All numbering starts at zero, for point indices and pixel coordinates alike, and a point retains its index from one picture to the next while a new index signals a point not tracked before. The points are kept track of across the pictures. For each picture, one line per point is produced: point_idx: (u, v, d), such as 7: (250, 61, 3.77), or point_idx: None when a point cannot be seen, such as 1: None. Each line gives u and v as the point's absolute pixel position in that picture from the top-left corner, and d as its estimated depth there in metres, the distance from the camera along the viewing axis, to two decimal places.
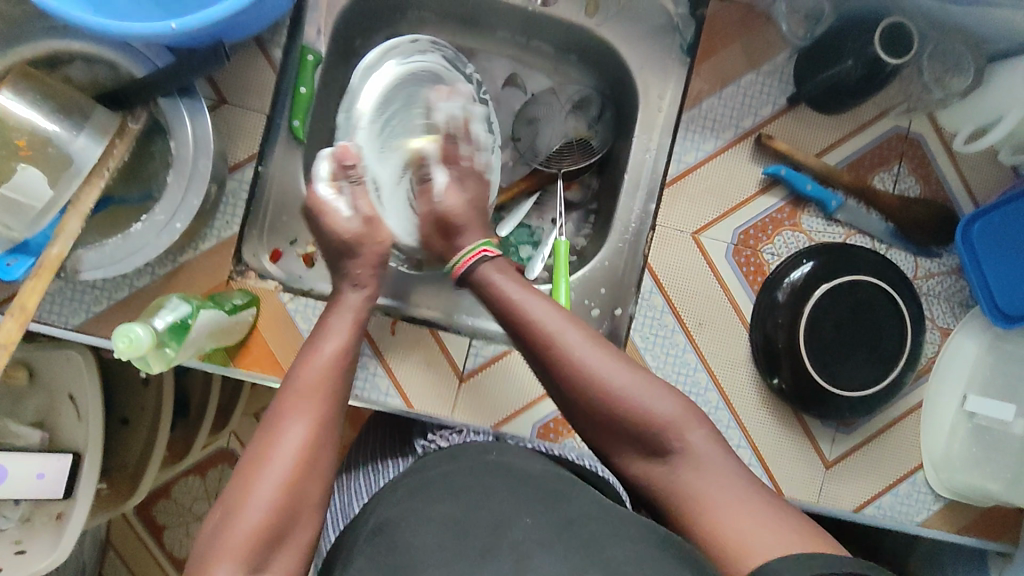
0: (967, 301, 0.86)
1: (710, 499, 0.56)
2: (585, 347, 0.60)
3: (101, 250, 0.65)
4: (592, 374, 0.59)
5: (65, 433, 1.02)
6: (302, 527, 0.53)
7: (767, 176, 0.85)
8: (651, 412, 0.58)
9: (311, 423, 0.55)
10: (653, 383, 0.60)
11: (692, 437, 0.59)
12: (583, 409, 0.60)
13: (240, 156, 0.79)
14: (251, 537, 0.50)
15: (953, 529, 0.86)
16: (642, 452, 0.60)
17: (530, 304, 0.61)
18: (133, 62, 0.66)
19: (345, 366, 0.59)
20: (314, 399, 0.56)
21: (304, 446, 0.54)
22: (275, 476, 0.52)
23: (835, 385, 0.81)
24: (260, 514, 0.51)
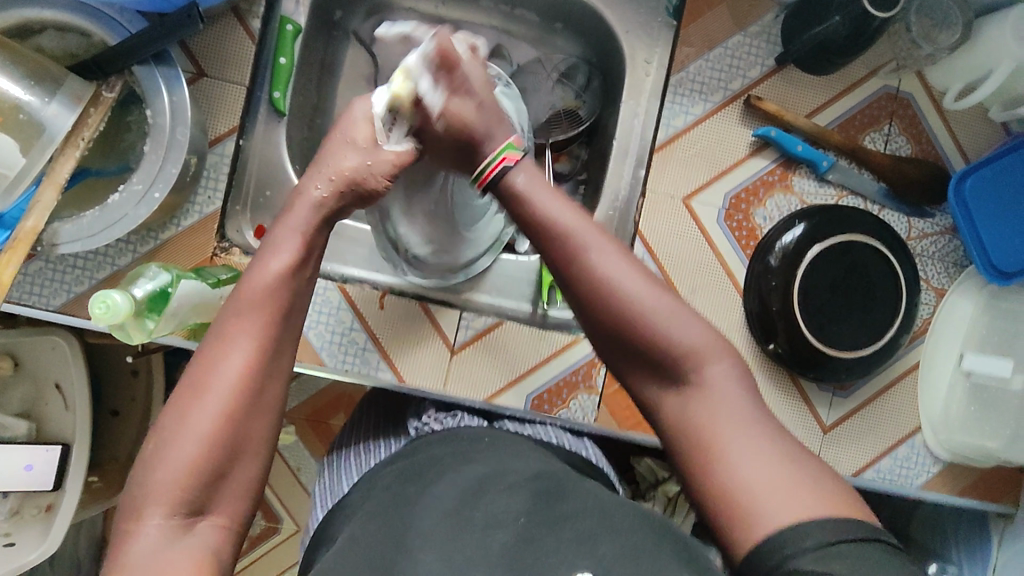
0: (962, 261, 0.86)
1: (721, 433, 0.48)
2: (614, 261, 0.53)
3: (77, 222, 0.64)
4: (613, 288, 0.52)
5: (53, 423, 1.00)
6: (244, 467, 0.51)
7: (758, 139, 0.84)
8: (670, 335, 0.51)
9: (257, 348, 0.51)
10: (677, 304, 0.53)
11: (711, 369, 0.51)
12: (600, 325, 0.54)
13: (221, 129, 0.78)
14: (186, 474, 0.48)
15: (953, 491, 0.85)
16: (656, 379, 0.53)
17: (553, 207, 0.55)
18: (105, 28, 0.64)
19: (294, 284, 0.55)
20: (256, 323, 0.52)
21: (243, 373, 0.50)
22: (214, 407, 0.49)
23: (831, 347, 0.80)
24: (196, 448, 0.48)
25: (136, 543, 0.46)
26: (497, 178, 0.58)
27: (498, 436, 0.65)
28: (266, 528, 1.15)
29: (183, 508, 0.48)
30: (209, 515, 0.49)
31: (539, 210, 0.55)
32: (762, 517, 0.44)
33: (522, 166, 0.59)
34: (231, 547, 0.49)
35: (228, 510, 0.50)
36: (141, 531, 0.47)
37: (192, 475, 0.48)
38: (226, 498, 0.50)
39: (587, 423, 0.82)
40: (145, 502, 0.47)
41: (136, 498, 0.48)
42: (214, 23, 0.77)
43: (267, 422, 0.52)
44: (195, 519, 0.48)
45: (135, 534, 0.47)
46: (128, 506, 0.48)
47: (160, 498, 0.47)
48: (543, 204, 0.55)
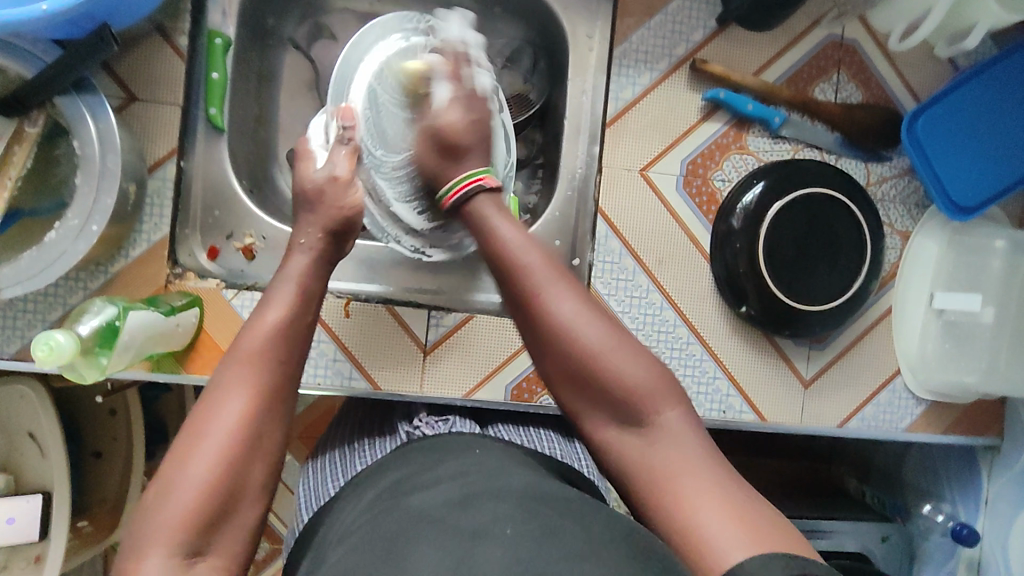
0: (923, 201, 0.86)
1: (674, 468, 0.49)
2: (571, 304, 0.54)
3: (14, 265, 0.61)
4: (568, 329, 0.54)
5: (32, 472, 0.98)
6: (246, 508, 0.49)
7: (707, 102, 0.83)
8: (626, 373, 0.52)
9: (251, 396, 0.51)
10: (637, 348, 0.54)
11: (665, 414, 0.52)
12: (559, 369, 0.55)
13: (159, 153, 0.75)
14: (184, 521, 0.46)
15: (938, 430, 0.86)
16: (614, 419, 0.53)
17: (518, 245, 0.58)
18: (18, 62, 0.61)
19: (288, 335, 0.55)
20: (257, 365, 0.52)
21: (244, 415, 0.50)
22: (211, 453, 0.48)
23: (802, 302, 0.80)
24: (192, 494, 0.46)
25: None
26: (466, 209, 0.62)
27: (478, 444, 0.63)
28: (269, 550, 1.13)
29: (180, 554, 0.45)
30: (210, 559, 0.46)
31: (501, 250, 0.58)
32: (710, 546, 0.45)
33: (484, 201, 0.62)
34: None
35: (227, 552, 0.47)
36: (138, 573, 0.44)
37: (195, 514, 0.46)
38: (227, 542, 0.48)
39: None
40: (147, 545, 0.45)
41: (137, 538, 0.46)
42: (138, 44, 0.74)
43: (269, 460, 0.50)
44: (194, 561, 0.46)
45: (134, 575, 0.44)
46: (130, 547, 0.46)
47: (160, 542, 0.45)
48: (507, 239, 0.58)
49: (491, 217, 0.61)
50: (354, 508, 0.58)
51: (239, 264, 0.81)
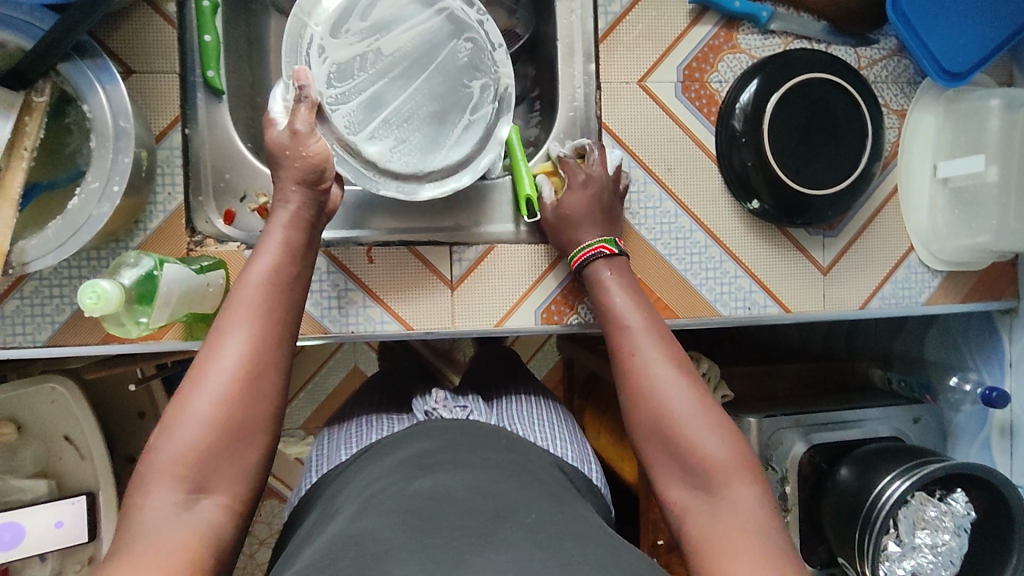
0: (915, 77, 0.88)
1: (726, 545, 0.53)
2: (666, 376, 0.63)
3: (43, 235, 0.61)
4: (656, 396, 0.62)
5: (72, 476, 0.97)
6: (246, 452, 0.52)
7: (695, 5, 0.83)
8: (704, 442, 0.59)
9: (247, 342, 0.54)
10: (721, 420, 0.60)
11: (736, 487, 0.57)
12: (644, 422, 0.62)
13: (162, 122, 0.75)
14: (189, 458, 0.50)
15: (957, 299, 0.89)
16: (686, 484, 0.58)
17: (630, 317, 0.68)
18: (18, 33, 0.61)
19: (279, 286, 0.57)
20: (255, 316, 0.55)
21: (244, 361, 0.53)
22: (206, 401, 0.52)
23: (814, 188, 0.82)
24: (197, 433, 0.51)
25: (139, 517, 0.48)
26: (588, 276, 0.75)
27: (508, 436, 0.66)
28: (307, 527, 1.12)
29: (183, 489, 0.50)
30: (213, 498, 0.51)
31: (625, 331, 0.68)
32: None
33: (599, 266, 0.74)
34: (236, 525, 0.51)
35: (230, 490, 0.52)
36: (143, 510, 0.49)
37: (195, 452, 0.50)
38: (231, 484, 0.51)
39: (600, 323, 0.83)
40: (151, 478, 0.50)
41: (140, 475, 0.50)
42: (127, 15, 0.74)
43: (268, 408, 0.54)
44: (197, 496, 0.50)
45: (141, 509, 0.49)
46: (135, 481, 0.50)
47: (167, 484, 0.49)
48: (619, 311, 0.69)
49: (608, 287, 0.73)
50: (414, 448, 0.62)
51: (257, 225, 0.81)
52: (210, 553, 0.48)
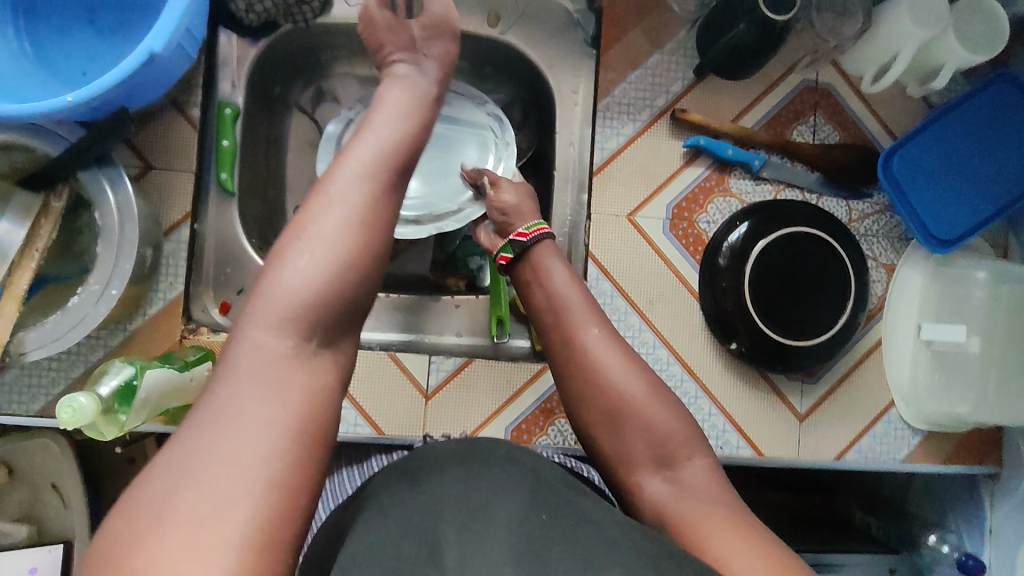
0: (906, 235, 0.88)
1: (713, 521, 0.58)
2: (606, 348, 0.68)
3: (41, 329, 0.66)
4: (602, 370, 0.67)
5: (53, 523, 1.00)
6: (354, 310, 0.57)
7: (689, 148, 0.87)
8: (664, 424, 0.65)
9: (367, 199, 0.58)
10: (668, 401, 0.67)
11: (693, 459, 0.64)
12: (598, 409, 0.66)
13: (174, 218, 0.80)
14: (307, 309, 0.54)
15: (937, 459, 0.87)
16: (652, 465, 0.64)
17: (565, 284, 0.73)
18: (47, 143, 0.66)
19: (400, 154, 0.62)
20: (377, 171, 0.59)
21: (367, 214, 0.58)
22: (330, 250, 0.55)
23: (791, 337, 0.83)
24: (322, 282, 0.54)
25: (249, 347, 0.52)
26: (530, 254, 0.76)
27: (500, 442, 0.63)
28: None
29: (301, 340, 0.53)
30: (323, 345, 0.55)
31: (566, 308, 0.71)
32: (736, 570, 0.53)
33: (548, 247, 0.76)
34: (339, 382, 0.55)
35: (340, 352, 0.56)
36: (252, 340, 0.52)
37: (312, 305, 0.54)
38: (343, 339, 0.56)
39: (568, 446, 0.83)
40: (271, 327, 0.53)
41: (252, 309, 0.54)
42: (153, 119, 0.80)
43: (377, 270, 0.58)
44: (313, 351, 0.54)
45: (250, 339, 0.52)
46: (248, 308, 0.54)
47: (281, 320, 0.53)
48: (559, 284, 0.73)
49: (547, 262, 0.75)
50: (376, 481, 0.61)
51: None
52: (320, 395, 0.52)
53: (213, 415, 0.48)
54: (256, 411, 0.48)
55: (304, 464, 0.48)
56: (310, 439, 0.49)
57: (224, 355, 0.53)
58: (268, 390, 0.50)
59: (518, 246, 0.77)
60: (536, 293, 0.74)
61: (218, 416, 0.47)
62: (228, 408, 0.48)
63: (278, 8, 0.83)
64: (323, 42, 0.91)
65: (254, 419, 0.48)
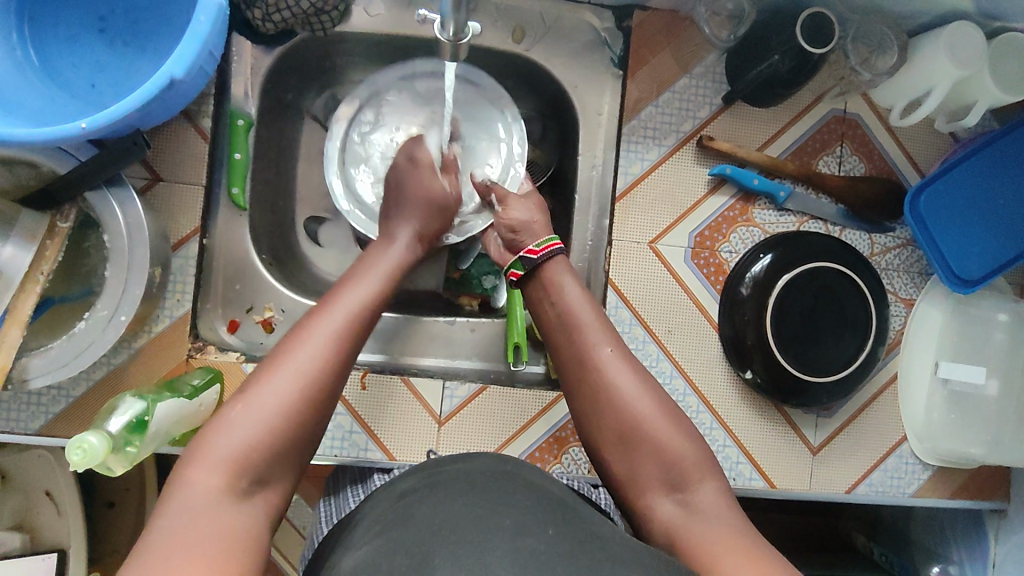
0: (926, 270, 0.88)
1: (723, 542, 0.53)
2: (619, 372, 0.63)
3: (47, 355, 0.63)
4: (614, 397, 0.62)
5: (46, 531, 0.95)
6: (301, 449, 0.54)
7: (714, 176, 0.85)
8: (674, 445, 0.60)
9: (331, 344, 0.56)
10: (679, 419, 0.61)
11: (705, 486, 0.58)
12: (613, 431, 0.61)
13: (183, 232, 0.77)
14: (250, 450, 0.51)
15: (945, 494, 0.87)
16: (664, 490, 0.59)
17: (576, 302, 0.68)
18: (55, 159, 0.63)
19: (369, 302, 0.61)
20: (345, 319, 0.58)
21: (321, 362, 0.55)
22: (284, 389, 0.53)
23: (809, 373, 0.81)
24: (270, 419, 0.52)
25: (187, 493, 0.48)
26: (543, 272, 0.71)
27: (509, 461, 0.60)
28: None
29: (241, 482, 0.50)
30: (264, 489, 0.52)
31: (576, 327, 0.66)
32: None
33: (560, 262, 0.72)
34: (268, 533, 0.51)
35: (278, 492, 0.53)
36: (191, 486, 0.49)
37: (256, 445, 0.51)
38: (276, 483, 0.53)
39: (582, 474, 0.82)
40: (211, 466, 0.50)
41: (193, 455, 0.51)
42: (164, 129, 0.76)
43: (327, 415, 0.56)
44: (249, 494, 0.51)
45: (188, 484, 0.49)
46: (189, 452, 0.51)
47: (222, 466, 0.50)
48: (570, 301, 0.68)
49: (561, 280, 0.70)
50: (403, 487, 0.58)
51: (259, 336, 0.84)
52: (258, 542, 0.49)
53: (139, 558, 0.44)
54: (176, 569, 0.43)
55: None
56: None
57: (159, 501, 0.49)
58: (204, 541, 0.46)
59: (529, 262, 0.72)
60: (547, 307, 0.69)
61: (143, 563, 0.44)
62: (159, 564, 0.44)
63: (297, 18, 0.78)
64: (339, 51, 0.88)
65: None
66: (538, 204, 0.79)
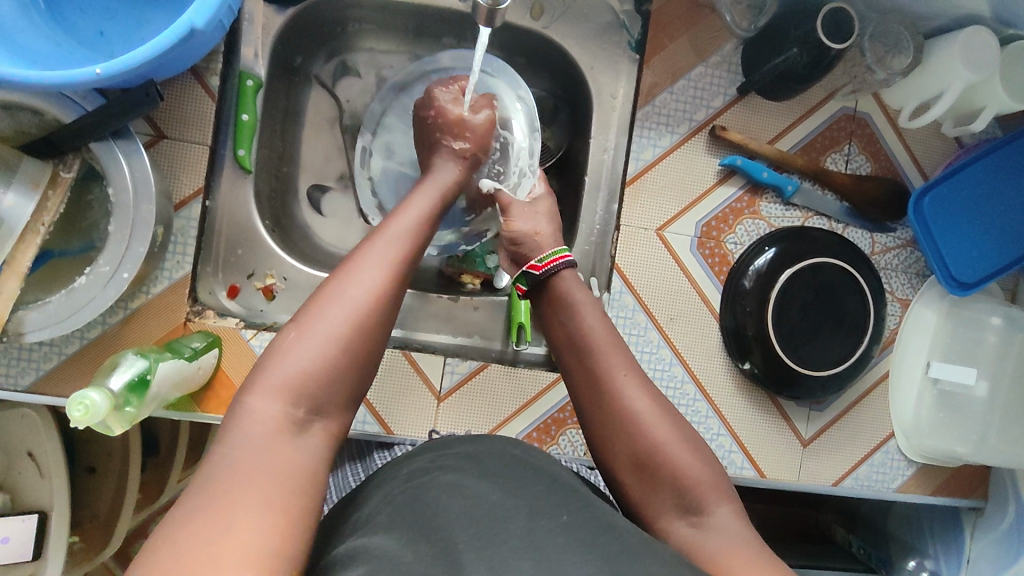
0: (923, 271, 0.89)
1: (739, 557, 0.53)
2: (636, 392, 0.62)
3: (44, 309, 0.62)
4: (628, 417, 0.61)
5: (27, 493, 0.92)
6: (356, 383, 0.54)
7: (724, 167, 0.85)
8: (688, 468, 0.59)
9: (385, 273, 0.56)
10: (693, 441, 0.61)
11: (720, 507, 0.58)
12: (626, 458, 0.61)
13: (185, 192, 0.75)
14: (309, 376, 0.51)
15: (927, 490, 0.89)
16: (678, 511, 0.58)
17: (590, 323, 0.67)
18: (60, 107, 0.61)
19: (414, 232, 0.62)
20: (395, 248, 0.59)
21: (376, 291, 0.55)
22: (341, 318, 0.53)
23: (807, 367, 0.83)
24: (327, 348, 0.52)
25: (247, 420, 0.48)
26: (551, 285, 0.71)
27: (519, 445, 0.62)
28: None
29: (301, 408, 0.50)
30: (321, 420, 0.51)
31: (591, 348, 0.66)
32: None
33: (568, 277, 0.71)
34: (329, 459, 0.51)
35: (337, 419, 0.53)
36: (250, 414, 0.49)
37: (315, 372, 0.51)
38: (337, 411, 0.52)
39: (578, 456, 0.82)
40: (269, 391, 0.50)
41: (256, 380, 0.51)
42: (171, 86, 0.74)
43: (383, 344, 0.56)
44: (308, 421, 0.50)
45: (249, 411, 0.49)
46: (251, 379, 0.51)
47: (281, 394, 0.50)
48: (585, 322, 0.67)
49: (573, 293, 0.70)
50: (411, 469, 0.58)
51: (259, 304, 0.83)
52: (314, 475, 0.48)
53: (203, 480, 0.45)
54: (242, 490, 0.44)
55: (286, 525, 0.44)
56: (301, 522, 0.45)
57: (221, 429, 0.49)
58: (262, 472, 0.46)
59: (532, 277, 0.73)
60: (561, 324, 0.69)
61: (208, 484, 0.44)
62: (219, 491, 0.44)
63: None
64: (353, 17, 0.86)
65: (242, 502, 0.43)
66: (550, 212, 0.79)
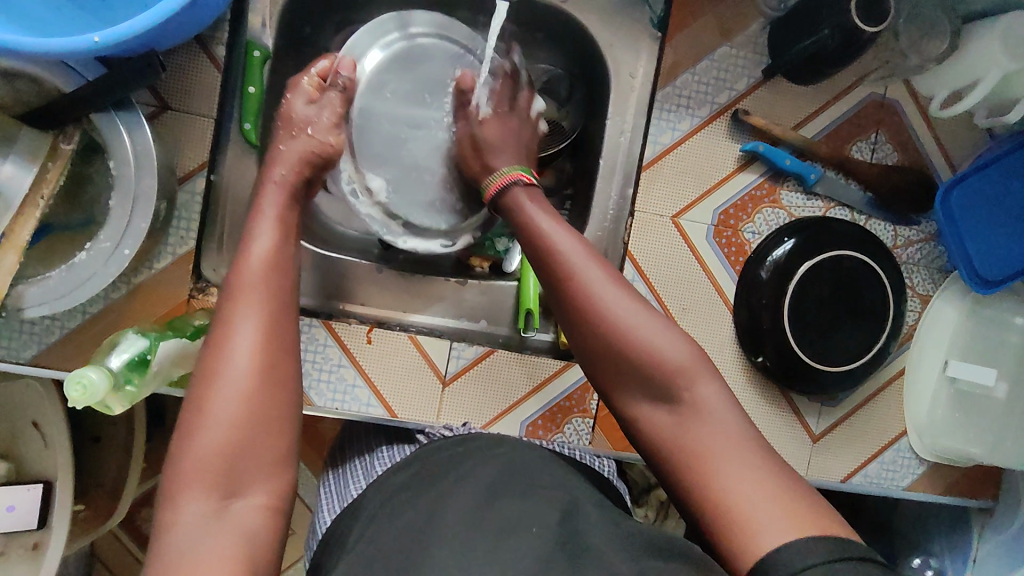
0: (945, 267, 0.87)
1: (721, 446, 0.51)
2: (606, 286, 0.57)
3: (44, 284, 0.60)
4: (602, 315, 0.56)
5: (33, 462, 0.92)
6: (274, 442, 0.49)
7: (746, 153, 0.82)
8: (663, 349, 0.55)
9: (259, 325, 0.51)
10: (668, 325, 0.56)
11: (700, 386, 0.54)
12: (603, 363, 0.57)
13: (189, 166, 0.73)
14: (218, 456, 0.47)
15: (938, 490, 0.88)
16: (656, 398, 0.55)
17: (555, 233, 0.60)
18: (60, 77, 0.59)
19: (280, 265, 0.56)
20: (264, 296, 0.53)
21: (259, 347, 0.51)
22: (229, 390, 0.49)
23: (822, 362, 0.80)
24: (224, 428, 0.48)
25: (170, 527, 0.45)
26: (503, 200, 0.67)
27: (507, 442, 0.60)
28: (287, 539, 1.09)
29: (218, 492, 0.47)
30: (245, 496, 0.47)
31: (552, 253, 0.60)
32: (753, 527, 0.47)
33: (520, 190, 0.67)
34: (272, 530, 0.47)
35: (268, 490, 0.48)
36: (173, 519, 0.45)
37: (222, 451, 0.47)
38: (261, 480, 0.48)
39: (583, 445, 0.81)
40: (184, 488, 0.46)
41: (168, 480, 0.47)
42: (175, 54, 0.72)
43: (291, 395, 0.51)
44: (230, 501, 0.47)
45: (168, 527, 0.45)
46: (162, 497, 0.47)
47: (198, 483, 0.46)
48: (545, 229, 0.61)
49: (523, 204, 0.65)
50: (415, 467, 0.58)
51: None
52: (258, 551, 0.46)
53: None
54: None
55: None
56: None
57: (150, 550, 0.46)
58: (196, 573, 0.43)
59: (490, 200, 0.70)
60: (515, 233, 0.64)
61: None
62: None
63: None
64: None
65: None
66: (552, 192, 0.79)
